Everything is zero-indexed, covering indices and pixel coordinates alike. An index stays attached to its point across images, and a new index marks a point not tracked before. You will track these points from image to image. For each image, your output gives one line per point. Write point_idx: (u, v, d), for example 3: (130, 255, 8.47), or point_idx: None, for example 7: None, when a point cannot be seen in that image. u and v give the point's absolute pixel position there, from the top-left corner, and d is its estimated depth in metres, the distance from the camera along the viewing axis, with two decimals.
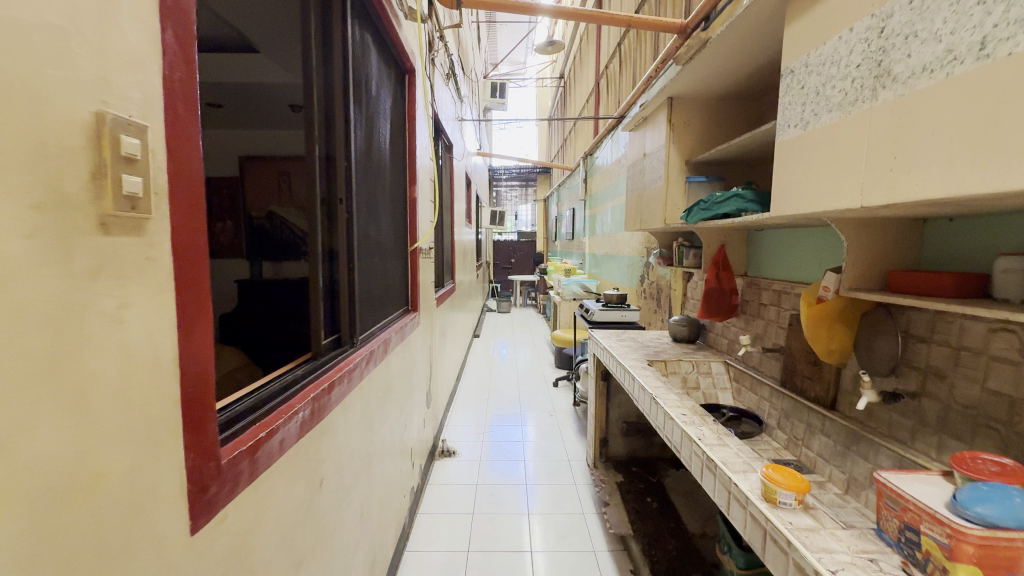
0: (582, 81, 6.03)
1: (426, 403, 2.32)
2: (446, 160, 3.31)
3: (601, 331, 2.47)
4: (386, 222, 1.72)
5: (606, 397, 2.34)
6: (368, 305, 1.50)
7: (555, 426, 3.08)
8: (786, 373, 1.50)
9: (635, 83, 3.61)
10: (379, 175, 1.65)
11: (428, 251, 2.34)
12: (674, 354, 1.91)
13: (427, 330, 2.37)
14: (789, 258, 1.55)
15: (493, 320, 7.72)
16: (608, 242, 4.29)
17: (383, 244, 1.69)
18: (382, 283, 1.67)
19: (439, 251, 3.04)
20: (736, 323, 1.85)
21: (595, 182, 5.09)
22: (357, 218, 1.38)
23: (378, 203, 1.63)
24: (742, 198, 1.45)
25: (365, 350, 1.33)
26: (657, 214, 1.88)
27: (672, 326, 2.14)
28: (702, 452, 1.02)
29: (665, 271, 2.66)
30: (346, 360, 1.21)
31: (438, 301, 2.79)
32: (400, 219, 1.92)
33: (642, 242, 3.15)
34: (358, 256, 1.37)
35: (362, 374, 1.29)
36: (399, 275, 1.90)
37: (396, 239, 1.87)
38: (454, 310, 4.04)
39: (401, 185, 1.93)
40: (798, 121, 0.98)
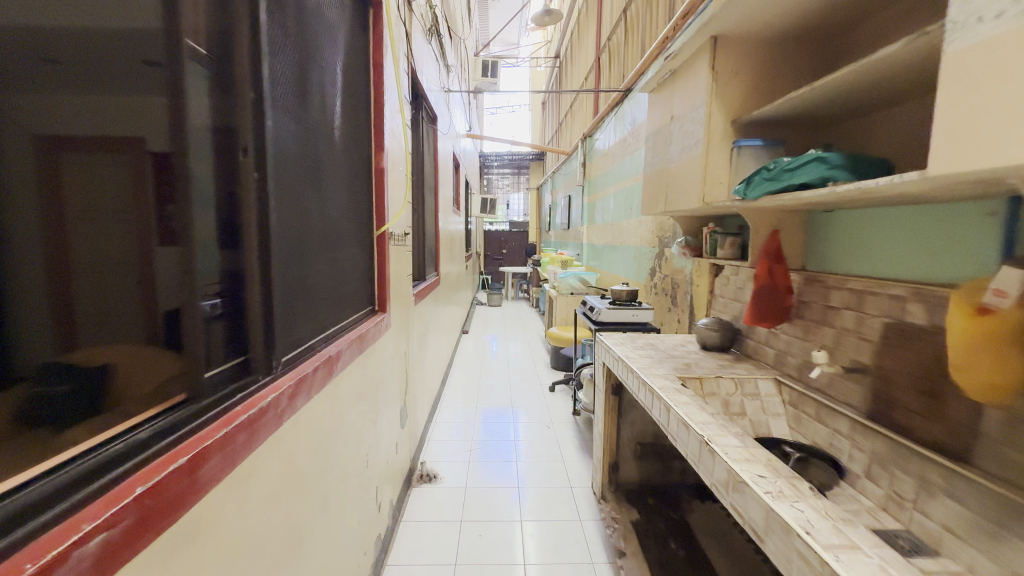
0: (582, 57, 5.59)
1: (400, 421, 1.91)
2: (428, 135, 2.86)
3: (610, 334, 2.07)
4: (339, 196, 1.29)
5: (618, 415, 1.93)
6: (310, 308, 1.08)
7: (554, 439, 2.68)
8: (876, 402, 1.11)
9: (645, 51, 3.20)
10: (328, 133, 1.20)
11: (402, 237, 1.91)
12: (709, 368, 1.51)
13: (402, 334, 1.95)
14: (882, 247, 1.15)
15: (485, 314, 7.31)
16: (611, 231, 3.89)
17: (334, 226, 1.26)
18: (331, 278, 1.24)
19: (421, 238, 2.61)
20: (790, 330, 1.45)
21: (596, 166, 4.67)
22: (285, 187, 0.94)
23: (325, 170, 1.19)
24: (823, 162, 1.04)
25: (290, 379, 0.89)
26: (691, 191, 1.48)
27: (701, 331, 1.75)
28: (822, 564, 0.63)
29: (685, 264, 2.26)
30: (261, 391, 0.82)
31: (418, 298, 2.36)
32: (362, 195, 1.49)
33: (655, 230, 2.74)
34: (284, 241, 0.94)
35: (283, 418, 0.85)
36: (359, 267, 1.48)
37: (355, 218, 1.44)
38: (439, 306, 3.60)
39: (362, 151, 1.50)
40: (1002, 6, 0.57)
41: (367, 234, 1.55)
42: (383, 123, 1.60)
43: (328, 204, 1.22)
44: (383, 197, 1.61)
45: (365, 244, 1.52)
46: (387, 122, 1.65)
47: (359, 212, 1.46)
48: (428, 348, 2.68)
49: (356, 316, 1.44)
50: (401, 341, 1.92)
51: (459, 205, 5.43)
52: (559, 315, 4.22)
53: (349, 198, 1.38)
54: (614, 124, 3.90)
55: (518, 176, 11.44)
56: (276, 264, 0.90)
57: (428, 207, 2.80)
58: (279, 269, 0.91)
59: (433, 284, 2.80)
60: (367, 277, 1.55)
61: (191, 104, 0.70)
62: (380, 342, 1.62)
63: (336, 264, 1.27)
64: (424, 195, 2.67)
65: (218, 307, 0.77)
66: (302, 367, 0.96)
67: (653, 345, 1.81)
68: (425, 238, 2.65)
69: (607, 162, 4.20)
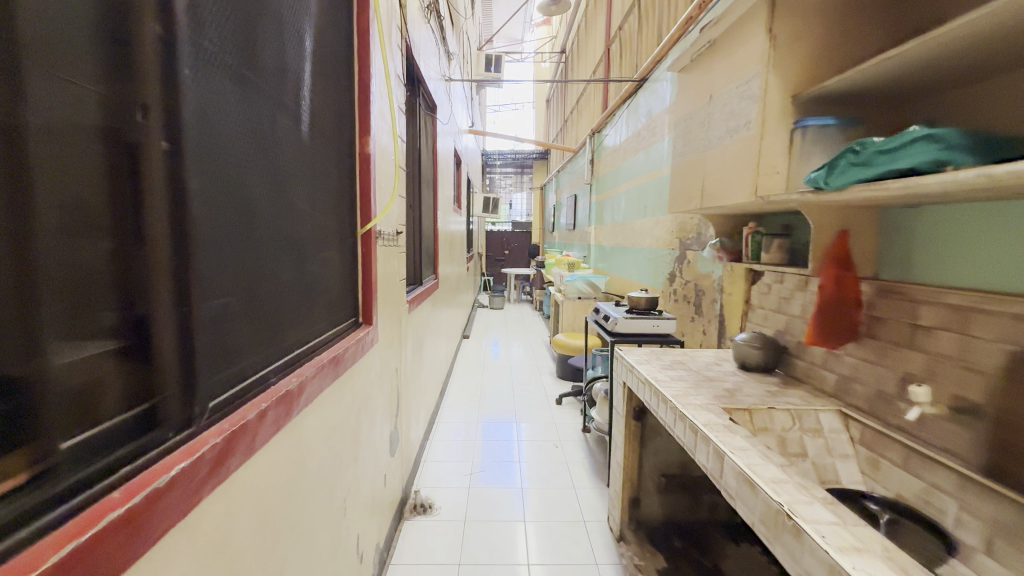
0: (590, 50, 5.34)
1: (391, 449, 1.66)
2: (426, 124, 2.60)
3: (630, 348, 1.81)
4: (308, 186, 1.04)
5: (640, 442, 1.68)
6: (264, 329, 0.84)
7: (562, 460, 2.43)
8: (995, 454, 0.86)
9: (662, 36, 2.94)
10: (293, 107, 0.95)
11: (393, 236, 1.66)
12: (757, 395, 1.26)
13: (393, 347, 1.69)
14: (992, 253, 0.90)
15: (486, 317, 7.05)
16: (622, 232, 3.64)
17: (301, 223, 1.01)
18: (296, 288, 0.99)
19: (416, 238, 2.37)
20: (858, 352, 1.20)
21: (605, 164, 4.42)
22: (218, 169, 0.69)
23: (288, 152, 0.94)
24: (938, 139, 0.77)
25: (218, 438, 0.63)
26: (738, 182, 1.22)
27: (740, 349, 1.50)
28: None
29: (714, 269, 2.01)
30: (181, 451, 0.58)
31: (412, 304, 2.11)
32: (341, 187, 1.24)
33: (675, 231, 2.49)
34: (216, 243, 0.69)
35: (201, 497, 0.59)
36: (338, 274, 1.23)
37: (332, 214, 1.19)
38: (438, 311, 3.34)
39: (342, 135, 1.25)
40: None
41: (348, 233, 1.30)
42: (369, 101, 1.36)
43: (294, 197, 0.97)
44: (368, 190, 1.36)
45: (344, 246, 1.28)
46: (374, 100, 1.40)
47: (336, 207, 1.22)
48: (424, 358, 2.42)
49: (334, 333, 1.19)
50: (392, 356, 1.67)
51: (460, 204, 5.18)
52: (565, 321, 3.97)
53: (323, 189, 1.13)
54: (626, 118, 3.66)
55: (521, 176, 11.20)
56: (200, 272, 0.65)
57: (426, 205, 2.56)
58: (207, 281, 0.66)
59: (430, 289, 2.56)
60: (348, 284, 1.30)
61: (41, 21, 0.44)
62: (365, 360, 1.36)
63: (304, 271, 1.02)
64: (421, 190, 2.43)
65: (110, 337, 0.52)
66: (248, 408, 0.72)
67: (683, 363, 1.56)
68: (422, 238, 2.41)
69: (617, 159, 3.95)
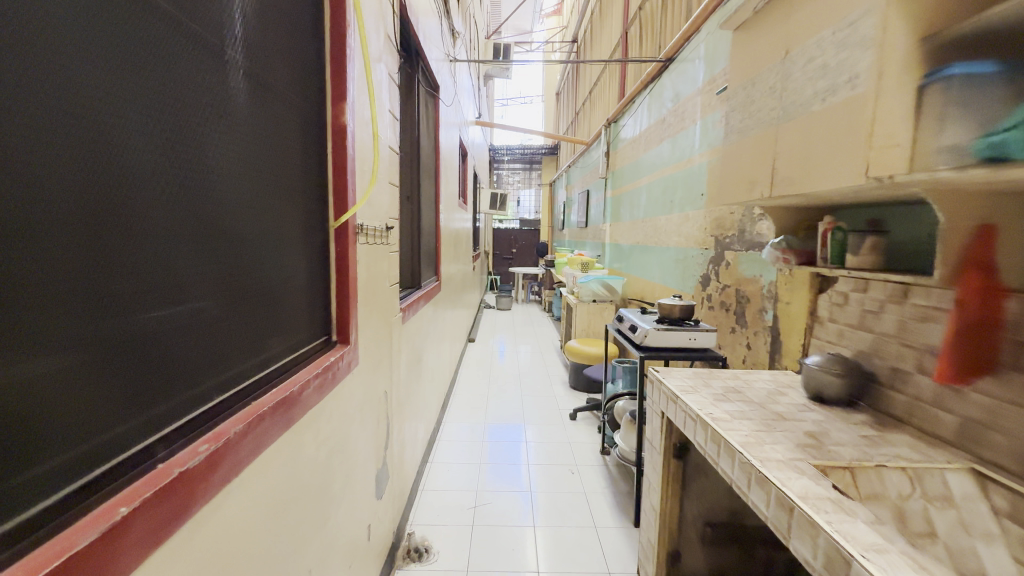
0: (605, 36, 5.02)
1: (378, 491, 1.36)
2: (428, 105, 2.30)
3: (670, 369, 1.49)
4: (249, 167, 0.75)
5: (682, 485, 1.37)
6: (165, 375, 0.56)
7: (580, 489, 2.12)
8: None
9: (693, 9, 2.62)
10: (218, 51, 0.66)
11: (382, 231, 1.36)
12: (853, 443, 0.95)
13: (382, 367, 1.39)
14: None
15: (494, 318, 6.74)
16: (642, 230, 3.32)
17: (236, 217, 0.71)
18: (228, 308, 0.69)
19: (413, 235, 2.07)
20: (994, 391, 0.87)
21: (622, 157, 4.09)
22: (35, 119, 0.39)
23: (214, 115, 0.65)
24: None
25: None
26: (837, 160, 0.91)
27: (818, 376, 1.18)
28: None
29: (766, 273, 1.69)
30: None
31: (409, 312, 1.81)
32: (301, 170, 0.95)
33: (712, 228, 2.17)
34: (34, 247, 0.39)
35: None
36: (297, 283, 0.94)
37: (288, 206, 0.90)
38: (441, 315, 3.05)
39: (303, 101, 0.95)
40: None
41: (314, 229, 1.00)
42: (348, 57, 1.05)
43: (223, 181, 0.68)
44: (344, 172, 1.05)
45: (308, 248, 0.98)
46: (354, 57, 1.09)
47: (295, 196, 0.92)
48: (423, 372, 2.13)
49: (291, 360, 0.89)
50: (380, 376, 1.37)
51: (466, 199, 4.87)
52: (579, 326, 3.65)
53: (274, 171, 0.84)
54: (648, 105, 3.33)
55: (529, 172, 10.87)
56: None
57: (426, 197, 2.25)
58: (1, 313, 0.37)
59: (430, 293, 2.25)
60: (313, 295, 1.01)
61: None
62: (342, 390, 1.06)
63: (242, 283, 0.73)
64: (421, 180, 2.13)
65: None
66: (117, 503, 0.46)
67: (739, 392, 1.25)
68: (421, 235, 2.11)
69: (637, 150, 3.62)
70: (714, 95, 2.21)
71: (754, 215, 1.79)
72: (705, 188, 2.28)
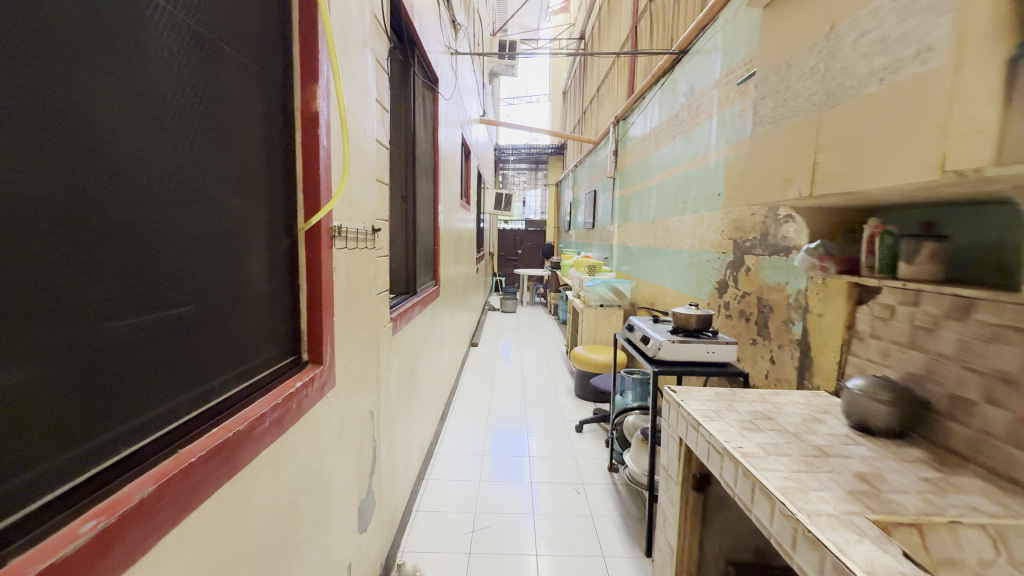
0: (613, 30, 4.87)
1: (361, 523, 1.22)
2: (426, 98, 2.17)
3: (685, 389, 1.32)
4: (182, 161, 0.62)
5: (702, 520, 1.22)
6: (45, 431, 0.44)
7: (586, 510, 1.97)
8: None
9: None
10: (137, 21, 0.53)
11: (367, 233, 1.22)
12: (913, 490, 0.80)
13: (368, 384, 1.25)
14: None
15: (498, 320, 6.60)
16: (652, 232, 3.16)
17: (162, 224, 0.58)
18: (146, 336, 0.56)
19: (407, 237, 1.93)
20: None
21: (631, 155, 3.94)
22: None
23: (119, 97, 0.51)
24: None
25: None
26: (904, 153, 0.74)
27: (865, 403, 1.02)
28: None
29: (794, 282, 1.54)
30: None
31: (403, 321, 1.67)
32: (261, 163, 0.81)
33: (730, 230, 2.01)
34: None
35: None
36: (256, 296, 0.80)
37: (244, 206, 0.76)
38: (441, 319, 2.91)
39: (261, 82, 0.81)
40: None
41: (279, 232, 0.87)
42: (319, 31, 0.90)
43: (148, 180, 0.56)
44: (316, 166, 0.90)
45: (271, 254, 0.85)
46: (328, 32, 0.94)
47: (253, 193, 0.79)
48: (420, 384, 1.99)
49: (244, 388, 0.76)
50: (365, 396, 1.23)
51: (469, 199, 4.73)
52: (586, 331, 3.50)
53: (220, 165, 0.70)
54: (659, 101, 3.17)
55: (535, 172, 10.72)
56: None
57: (423, 196, 2.12)
58: None
59: (427, 299, 2.12)
60: (279, 308, 0.87)
61: None
62: (314, 416, 0.92)
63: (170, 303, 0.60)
64: (418, 178, 1.99)
65: None
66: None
67: (769, 419, 1.10)
68: (416, 237, 1.97)
69: (647, 148, 3.46)
70: (733, 87, 2.05)
71: (780, 216, 1.64)
72: (722, 188, 2.12)
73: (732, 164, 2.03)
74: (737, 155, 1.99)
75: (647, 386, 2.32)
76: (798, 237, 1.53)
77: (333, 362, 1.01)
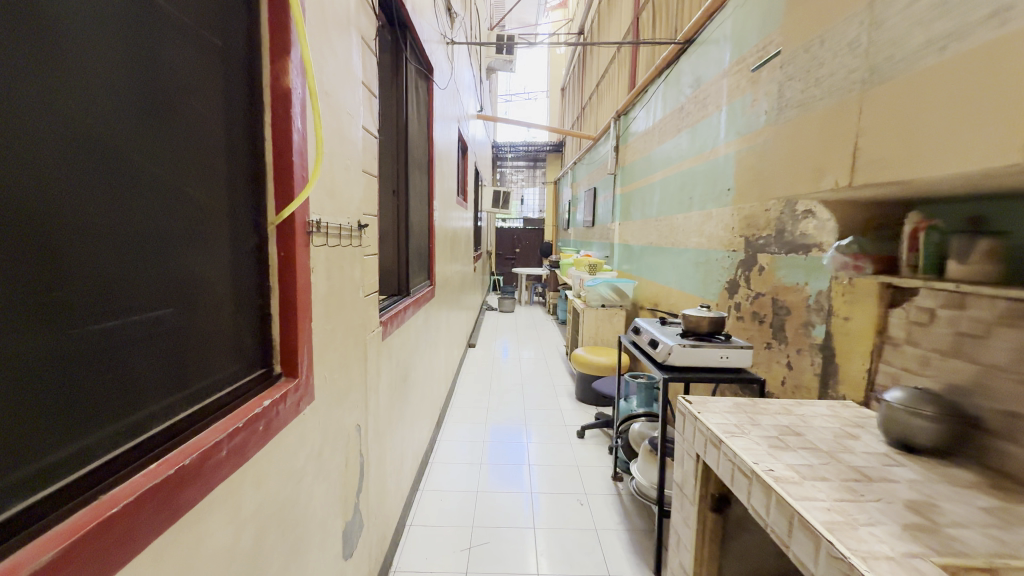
0: (613, 24, 4.77)
1: (345, 549, 1.10)
2: (421, 88, 2.05)
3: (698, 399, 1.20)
4: (129, 146, 0.51)
5: (721, 545, 1.11)
6: None
7: (590, 523, 1.86)
8: None
9: None
10: None
11: (352, 229, 1.10)
12: (978, 523, 0.69)
13: (354, 395, 1.14)
14: None
15: (496, 320, 6.49)
16: (655, 230, 3.06)
17: (92, 225, 0.46)
18: (57, 369, 0.44)
19: (400, 234, 1.82)
20: None
21: (632, 151, 3.83)
22: None
23: (14, 61, 0.38)
24: None
25: None
26: (973, 133, 0.62)
27: (912, 421, 0.91)
28: None
29: (815, 282, 1.43)
30: None
31: (396, 324, 1.56)
32: (218, 148, 0.68)
33: (742, 227, 1.91)
34: None
35: None
36: (215, 304, 0.68)
37: (197, 199, 0.63)
38: (438, 320, 2.80)
39: (217, 51, 0.67)
40: None
41: (242, 228, 0.74)
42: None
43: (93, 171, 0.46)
44: (289, 150, 0.78)
45: (233, 255, 0.72)
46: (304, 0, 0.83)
47: (209, 184, 0.66)
48: (414, 390, 1.88)
49: (196, 413, 0.64)
50: (350, 409, 1.11)
51: (466, 197, 4.63)
52: (587, 332, 3.40)
53: (166, 149, 0.57)
54: (662, 94, 3.06)
55: (533, 170, 10.62)
56: None
57: (417, 192, 2.01)
58: None
59: (421, 301, 2.01)
60: (242, 317, 0.75)
61: None
62: (288, 437, 0.81)
63: (95, 323, 0.47)
64: (411, 172, 1.88)
65: None
66: None
67: (797, 435, 0.99)
68: (410, 234, 1.87)
69: (649, 144, 3.36)
70: (744, 76, 1.94)
71: (798, 212, 1.53)
72: (732, 183, 2.02)
73: (743, 158, 1.93)
74: (749, 148, 1.88)
75: (652, 391, 2.21)
76: (819, 234, 1.43)
77: (312, 374, 0.90)
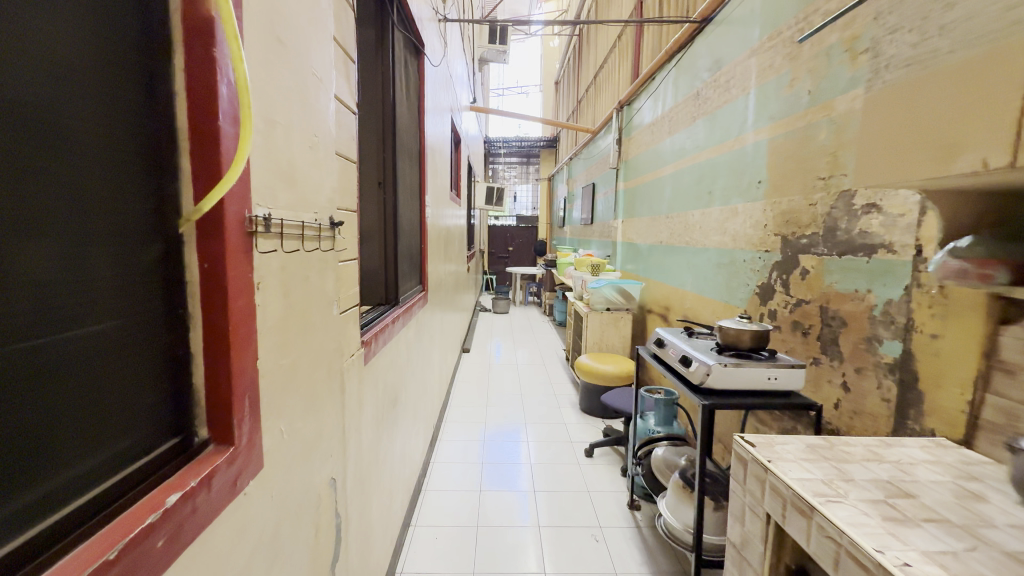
0: (613, 10, 4.54)
1: None
2: (411, 66, 1.80)
3: (761, 439, 0.96)
4: None
5: None
6: None
7: (607, 564, 1.63)
8: None
9: None
10: None
11: (322, 228, 0.85)
12: None
13: (329, 441, 0.89)
14: None
15: (490, 321, 6.24)
16: (665, 227, 2.82)
17: None
18: None
19: (387, 234, 1.57)
20: None
21: (637, 144, 3.59)
22: None
23: None
24: None
25: None
26: None
27: None
28: None
29: (884, 290, 1.20)
30: None
31: (384, 341, 1.30)
32: (78, 93, 0.40)
33: (778, 225, 1.67)
34: None
35: None
36: (69, 353, 0.40)
37: (14, 171, 0.35)
38: (432, 328, 2.55)
39: None
40: None
41: (130, 229, 0.47)
42: None
43: None
44: (214, 109, 0.52)
45: (113, 271, 0.45)
46: None
47: (55, 147, 0.38)
48: (404, 414, 1.63)
49: (22, 550, 0.36)
50: (321, 464, 0.85)
51: (459, 192, 4.36)
52: (591, 337, 3.16)
53: None
54: (673, 81, 2.82)
55: (527, 166, 10.36)
56: None
57: (407, 186, 1.75)
58: None
59: (412, 310, 1.75)
60: (132, 365, 0.47)
61: None
62: (224, 531, 0.55)
63: None
64: (400, 162, 1.62)
65: None
66: None
67: (911, 497, 0.75)
68: (399, 233, 1.61)
69: (657, 135, 3.12)
70: (780, 53, 1.71)
71: (857, 206, 1.30)
72: (764, 174, 1.79)
73: (779, 145, 1.70)
74: (788, 134, 1.65)
75: (673, 409, 1.97)
76: (889, 233, 1.20)
77: (262, 429, 0.64)
